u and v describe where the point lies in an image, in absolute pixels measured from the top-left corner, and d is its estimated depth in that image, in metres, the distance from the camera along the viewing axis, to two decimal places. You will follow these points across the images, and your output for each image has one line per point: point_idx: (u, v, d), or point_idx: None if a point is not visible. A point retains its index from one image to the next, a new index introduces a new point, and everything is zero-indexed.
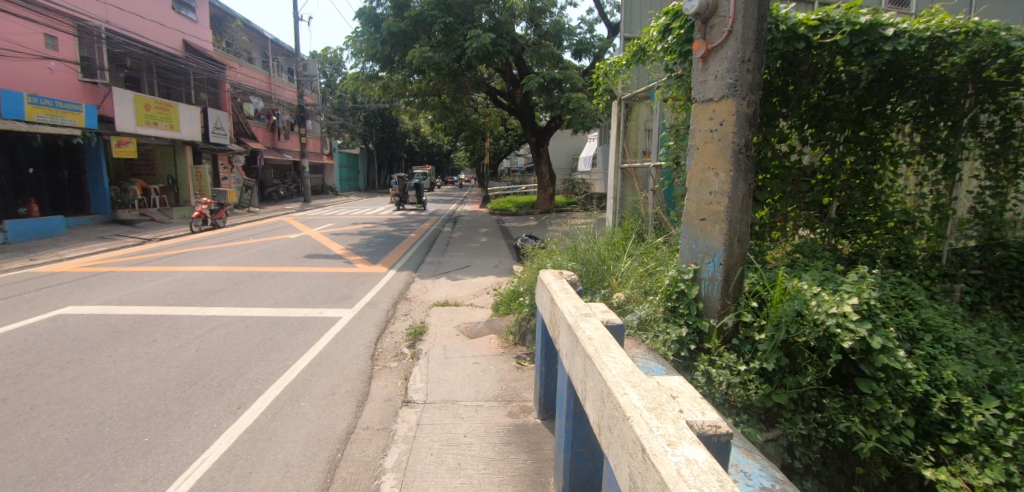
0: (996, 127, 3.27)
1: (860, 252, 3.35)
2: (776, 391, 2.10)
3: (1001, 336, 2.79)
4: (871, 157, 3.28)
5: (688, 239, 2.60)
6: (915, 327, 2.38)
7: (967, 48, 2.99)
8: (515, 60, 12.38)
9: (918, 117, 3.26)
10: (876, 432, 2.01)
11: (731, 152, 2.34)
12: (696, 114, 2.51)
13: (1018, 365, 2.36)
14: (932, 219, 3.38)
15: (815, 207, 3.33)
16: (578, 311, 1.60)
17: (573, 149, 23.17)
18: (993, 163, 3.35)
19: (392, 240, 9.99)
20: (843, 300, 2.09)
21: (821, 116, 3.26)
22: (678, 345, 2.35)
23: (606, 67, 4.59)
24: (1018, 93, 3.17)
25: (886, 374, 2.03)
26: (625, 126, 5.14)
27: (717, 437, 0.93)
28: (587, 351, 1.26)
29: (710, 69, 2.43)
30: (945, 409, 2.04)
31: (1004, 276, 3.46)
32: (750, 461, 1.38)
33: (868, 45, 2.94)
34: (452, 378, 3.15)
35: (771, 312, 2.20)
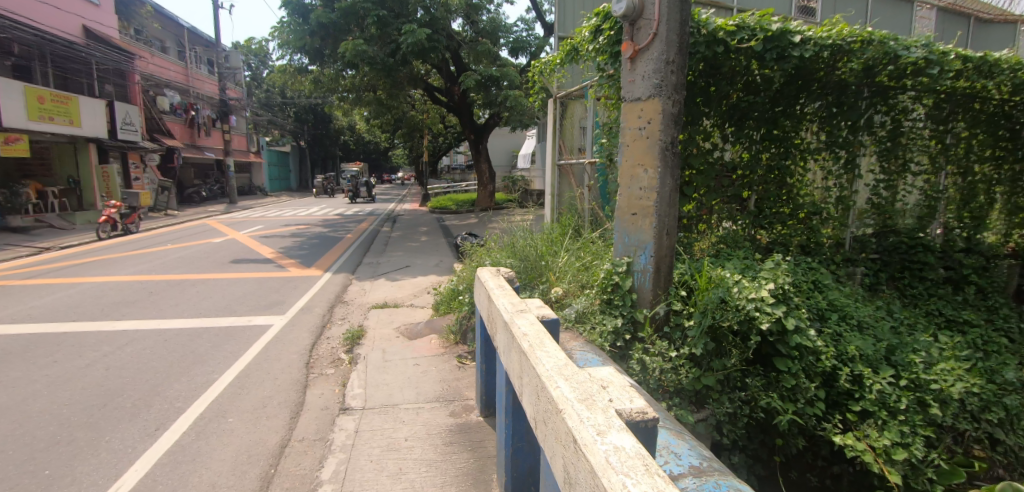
0: (888, 127, 3.64)
1: (775, 240, 3.62)
2: (705, 374, 2.22)
3: (895, 313, 3.10)
4: (783, 154, 3.54)
5: (621, 233, 2.68)
6: (824, 308, 2.60)
7: (862, 56, 3.25)
8: (452, 56, 12.26)
9: (822, 117, 3.57)
10: (793, 406, 2.17)
11: (659, 150, 2.45)
12: (625, 113, 2.59)
13: (909, 338, 2.64)
14: (836, 209, 3.70)
15: (736, 200, 3.56)
16: (514, 308, 1.61)
17: (512, 147, 23.31)
18: (886, 158, 3.72)
19: (328, 241, 9.63)
20: (761, 286, 2.24)
21: (739, 116, 3.48)
22: (614, 336, 2.43)
23: (541, 65, 4.63)
24: (903, 97, 3.56)
25: (799, 353, 2.20)
26: (561, 125, 5.22)
27: (646, 423, 0.96)
28: (523, 347, 1.27)
29: (637, 70, 2.51)
30: (850, 381, 2.23)
31: (896, 259, 3.87)
32: (680, 442, 1.44)
33: (779, 51, 3.16)
34: (392, 381, 3.08)
35: (698, 300, 2.32)
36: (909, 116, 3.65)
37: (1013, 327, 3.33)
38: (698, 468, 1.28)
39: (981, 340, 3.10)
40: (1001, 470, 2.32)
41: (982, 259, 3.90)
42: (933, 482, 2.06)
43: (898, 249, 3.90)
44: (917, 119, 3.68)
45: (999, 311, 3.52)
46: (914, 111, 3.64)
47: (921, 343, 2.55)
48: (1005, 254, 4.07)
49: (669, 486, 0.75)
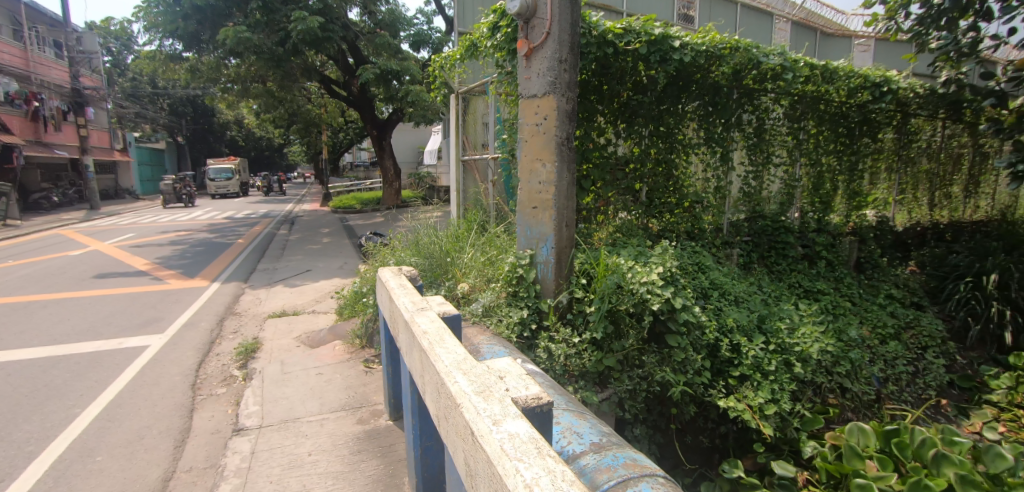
0: (753, 124, 4.10)
1: (665, 228, 3.91)
2: (606, 355, 2.34)
3: (764, 287, 3.49)
4: (669, 149, 3.83)
5: (523, 226, 2.74)
6: (706, 287, 2.85)
7: (730, 61, 3.65)
8: (348, 48, 11.70)
9: (700, 115, 3.89)
10: (684, 377, 2.33)
11: (555, 145, 2.54)
12: (522, 109, 2.64)
13: (776, 308, 3.00)
14: (715, 197, 4.07)
15: (629, 192, 3.79)
16: (415, 307, 1.58)
17: (416, 143, 22.83)
18: (754, 152, 4.17)
19: (215, 248, 8.80)
20: (652, 270, 2.40)
21: (629, 114, 3.70)
22: (520, 327, 2.48)
23: (441, 60, 4.58)
24: (765, 98, 4.01)
25: (687, 329, 2.40)
26: (464, 120, 5.19)
27: (541, 407, 1.00)
28: (422, 345, 1.26)
29: (533, 67, 2.57)
30: (730, 350, 2.47)
31: (764, 240, 4.29)
32: (581, 421, 1.50)
33: (661, 54, 3.42)
34: (293, 394, 2.90)
35: (596, 287, 2.44)
36: (770, 114, 4.13)
37: (854, 293, 3.91)
38: (598, 445, 1.35)
39: (831, 305, 3.61)
40: (850, 413, 2.73)
41: (829, 237, 4.46)
42: (798, 430, 2.37)
43: (766, 231, 4.30)
44: (777, 118, 4.18)
45: (844, 279, 4.11)
46: (774, 110, 4.13)
47: (785, 312, 2.90)
48: (847, 232, 4.76)
49: (560, 465, 0.79)
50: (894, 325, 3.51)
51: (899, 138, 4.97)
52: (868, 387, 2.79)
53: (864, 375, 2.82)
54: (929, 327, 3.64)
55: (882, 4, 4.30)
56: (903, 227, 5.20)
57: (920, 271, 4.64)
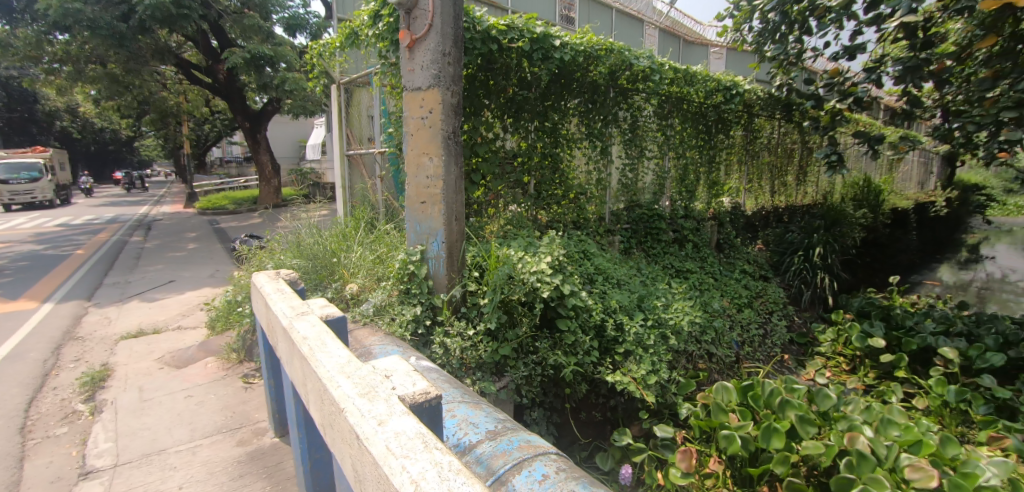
0: (628, 121, 4.42)
1: (553, 219, 4.05)
2: (501, 345, 2.37)
3: (642, 270, 3.78)
4: (554, 143, 3.98)
5: (412, 222, 2.68)
6: (591, 273, 3.00)
7: (606, 62, 3.91)
8: (210, 29, 10.54)
9: (582, 111, 4.09)
10: (575, 358, 2.43)
11: (441, 139, 2.51)
12: (407, 102, 2.57)
13: (653, 288, 3.26)
14: (596, 189, 4.32)
15: (518, 186, 3.88)
16: (293, 312, 1.48)
17: (297, 137, 21.34)
18: (630, 146, 4.49)
19: (46, 261, 7.43)
20: (541, 259, 2.49)
21: (516, 109, 3.76)
22: (414, 324, 2.42)
23: (319, 47, 4.30)
24: (637, 97, 4.35)
25: (575, 313, 2.52)
26: (348, 112, 4.93)
27: (430, 402, 0.99)
28: (303, 352, 1.18)
29: (416, 59, 2.51)
30: (615, 329, 2.64)
31: (641, 227, 4.63)
32: (477, 412, 1.51)
33: (544, 52, 3.52)
34: (156, 423, 2.56)
35: (488, 279, 2.46)
36: (642, 111, 4.49)
37: (717, 270, 4.40)
38: (494, 432, 1.38)
39: (698, 282, 4.03)
40: (716, 375, 3.07)
41: (695, 222, 4.92)
42: (675, 394, 2.62)
43: (642, 219, 4.65)
44: (648, 116, 4.54)
45: (707, 259, 4.61)
46: (645, 108, 4.48)
47: (660, 291, 3.17)
48: (709, 217, 5.25)
49: (448, 455, 0.79)
50: (748, 297, 4.02)
51: (747, 134, 5.67)
52: (729, 352, 3.16)
53: (725, 341, 3.20)
54: (774, 297, 4.23)
55: (730, 17, 4.84)
56: (752, 210, 5.90)
57: (766, 248, 5.35)
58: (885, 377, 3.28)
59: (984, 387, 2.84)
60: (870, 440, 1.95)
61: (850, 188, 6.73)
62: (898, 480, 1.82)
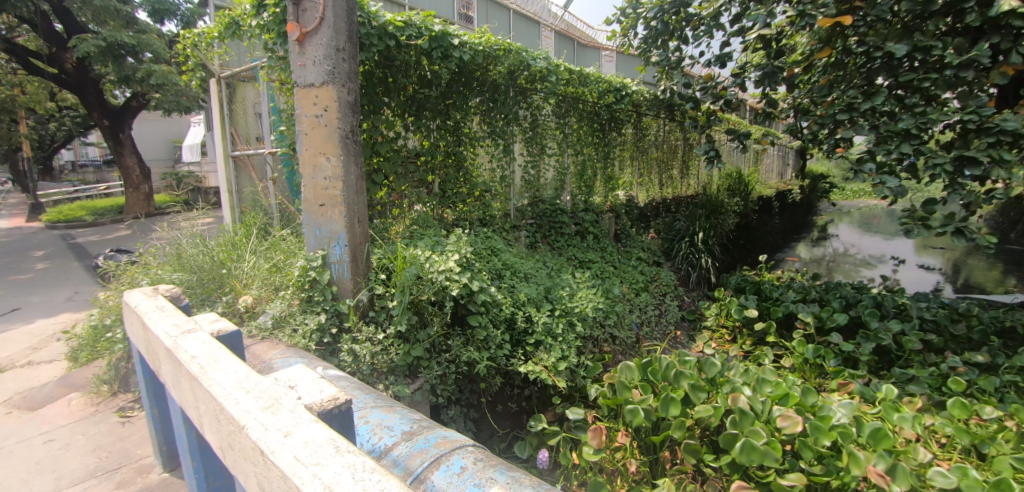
0: (528, 120, 4.55)
1: (459, 217, 4.04)
2: (413, 346, 2.32)
3: (548, 262, 3.91)
4: (457, 142, 3.97)
5: (311, 226, 2.54)
6: (500, 268, 3.04)
7: (504, 62, 3.99)
8: (53, 12, 9.10)
9: (483, 109, 4.13)
10: (488, 353, 2.45)
11: (339, 138, 2.40)
12: (298, 99, 2.42)
13: (558, 279, 3.39)
14: (501, 186, 4.38)
15: (422, 184, 3.83)
16: (177, 330, 1.34)
17: (172, 136, 19.25)
18: (531, 144, 4.63)
19: None
20: (449, 257, 2.48)
21: (416, 107, 3.70)
22: (319, 333, 2.29)
23: (194, 37, 3.90)
24: (534, 96, 4.50)
25: (485, 308, 2.54)
26: (231, 109, 4.53)
27: (339, 408, 0.97)
28: (192, 372, 1.09)
29: (307, 54, 2.37)
30: (525, 321, 2.70)
31: (545, 222, 4.78)
32: (391, 414, 1.49)
33: (443, 50, 3.50)
34: (8, 476, 2.19)
35: (396, 280, 2.40)
36: (541, 110, 4.64)
37: (616, 259, 4.68)
38: (410, 432, 1.37)
39: (600, 271, 4.25)
40: (619, 356, 3.28)
41: (594, 215, 5.16)
42: (584, 378, 2.76)
43: (545, 214, 4.80)
44: (547, 114, 4.71)
45: (607, 249, 4.87)
46: (544, 107, 4.64)
47: (565, 281, 3.31)
48: (606, 209, 5.50)
49: (362, 458, 0.79)
50: (644, 282, 4.33)
51: (637, 132, 6.09)
52: (630, 332, 3.39)
53: (626, 323, 3.43)
54: (667, 280, 4.60)
55: (617, 22, 5.15)
56: (644, 202, 6.25)
57: (658, 236, 5.78)
58: (759, 342, 3.78)
59: (834, 343, 3.33)
60: (749, 398, 2.20)
61: (724, 179, 7.48)
62: (771, 429, 2.09)
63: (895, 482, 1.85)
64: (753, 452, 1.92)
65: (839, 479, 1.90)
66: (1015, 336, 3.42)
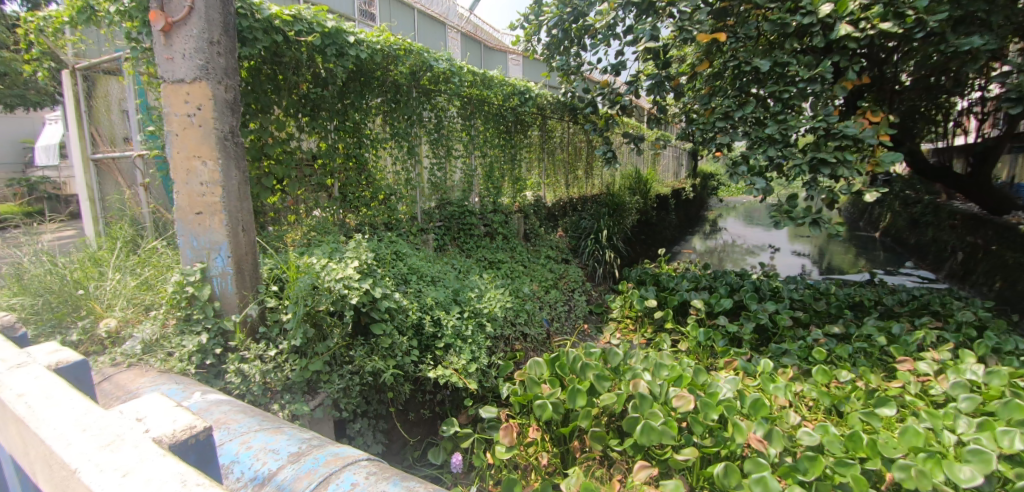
0: (433, 121, 4.48)
1: (363, 222, 3.87)
2: (311, 360, 2.18)
3: (457, 264, 3.87)
4: (357, 143, 3.79)
5: (186, 237, 2.29)
6: (405, 272, 2.94)
7: (406, 62, 3.89)
8: None
9: (385, 110, 3.99)
10: (394, 361, 2.36)
11: (215, 139, 2.19)
12: (166, 96, 2.17)
13: (467, 280, 3.35)
14: (406, 189, 4.25)
15: (320, 189, 3.60)
16: (2, 365, 1.13)
17: (20, 137, 16.62)
18: (437, 145, 4.54)
19: None
20: (347, 264, 2.35)
21: (311, 107, 3.46)
22: (200, 355, 2.07)
23: (38, 21, 3.37)
24: (438, 98, 4.44)
25: (389, 315, 2.45)
26: (90, 105, 3.97)
27: (196, 438, 0.93)
28: (16, 413, 0.93)
29: (175, 46, 2.14)
30: (433, 325, 2.64)
31: (454, 224, 4.73)
32: (278, 436, 1.41)
33: (338, 48, 3.28)
34: None
35: (289, 291, 2.23)
36: (446, 112, 4.59)
37: (525, 258, 4.75)
38: (297, 453, 1.31)
39: (510, 270, 4.28)
40: (531, 353, 3.33)
41: (503, 215, 5.18)
42: (495, 377, 2.76)
43: (454, 216, 4.73)
44: (452, 116, 4.67)
45: (516, 249, 4.92)
46: (449, 109, 4.60)
47: (473, 283, 3.29)
48: (515, 210, 5.54)
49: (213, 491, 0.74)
50: (553, 279, 4.44)
51: (542, 134, 6.24)
52: (540, 329, 3.46)
53: (536, 320, 3.50)
54: (574, 276, 4.77)
55: (521, 27, 5.25)
56: (551, 202, 6.38)
57: (565, 234, 5.97)
58: (659, 329, 4.04)
59: (721, 325, 3.65)
60: (648, 382, 2.34)
61: (625, 178, 7.90)
62: (668, 409, 2.25)
63: (771, 445, 2.08)
64: (652, 433, 2.05)
65: (726, 448, 2.10)
66: (863, 308, 3.97)
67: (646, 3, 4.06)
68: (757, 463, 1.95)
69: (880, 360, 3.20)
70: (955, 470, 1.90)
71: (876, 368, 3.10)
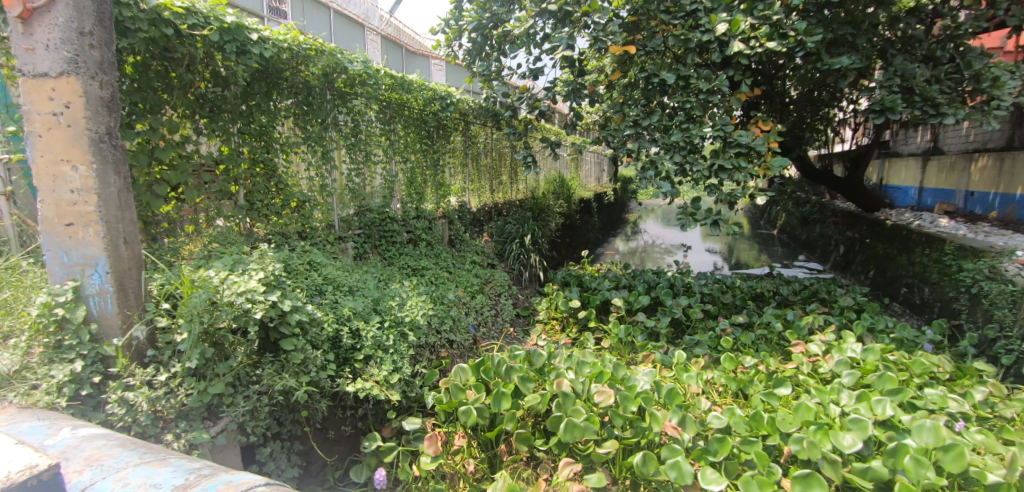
0: (350, 126, 4.31)
1: (273, 232, 3.62)
2: (211, 383, 2.00)
3: (377, 273, 3.73)
4: (264, 147, 3.54)
5: (54, 251, 2.02)
6: (320, 283, 2.78)
7: (317, 62, 3.70)
8: None
9: (296, 113, 3.77)
10: (308, 378, 2.22)
11: (89, 142, 1.96)
12: (25, 92, 1.90)
13: (387, 289, 3.23)
14: (321, 196, 4.03)
15: (224, 196, 3.34)
16: None
17: None
18: (354, 150, 4.35)
19: None
20: (251, 277, 2.18)
21: (210, 107, 3.19)
22: (75, 385, 1.83)
23: None
24: (354, 101, 4.28)
25: (301, 330, 2.30)
26: None
27: (37, 478, 1.18)
28: None
29: (36, 35, 1.88)
30: (351, 337, 2.53)
31: (374, 231, 4.55)
32: (161, 469, 1.29)
33: (239, 45, 3.05)
34: None
35: (182, 308, 2.03)
36: (363, 117, 4.43)
37: (450, 264, 4.68)
38: (183, 486, 1.21)
39: (434, 277, 4.19)
40: (458, 359, 3.28)
41: (426, 222, 5.06)
42: (420, 387, 2.68)
43: (374, 223, 4.56)
44: (370, 121, 4.51)
45: (441, 255, 4.84)
46: (367, 113, 4.44)
47: (395, 291, 3.16)
48: (439, 216, 5.44)
49: None
50: (478, 284, 4.42)
51: (465, 140, 6.19)
52: (466, 335, 3.43)
53: (462, 326, 3.46)
54: (500, 281, 4.78)
55: (441, 32, 5.20)
56: (476, 207, 6.34)
57: (491, 240, 5.96)
58: (582, 328, 4.16)
59: (640, 321, 3.82)
60: (571, 380, 2.39)
61: (549, 183, 8.02)
62: (590, 405, 2.30)
63: (685, 431, 2.20)
64: (575, 429, 2.09)
65: (644, 438, 2.20)
66: (763, 298, 4.33)
67: (562, 12, 4.10)
68: (672, 449, 2.07)
69: (778, 345, 3.49)
70: (839, 439, 2.11)
71: (775, 352, 3.38)
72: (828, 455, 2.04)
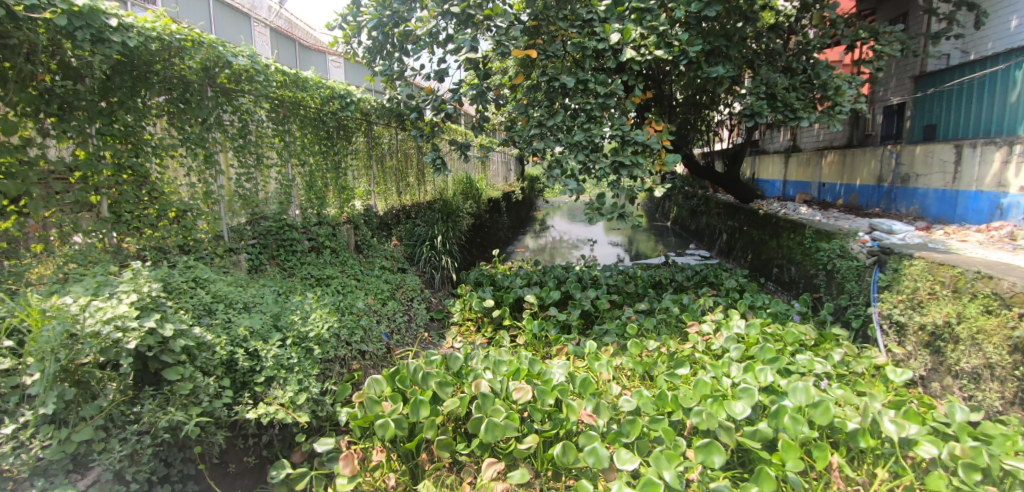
0: (236, 125, 3.94)
1: (148, 247, 3.20)
2: (76, 428, 1.73)
3: (276, 286, 3.45)
4: (131, 150, 3.11)
5: None
6: (208, 302, 2.50)
7: (194, 55, 3.32)
8: None
9: (170, 111, 3.37)
10: (199, 409, 1.98)
11: None
12: None
13: (287, 303, 2.97)
14: (206, 203, 3.64)
15: (82, 207, 2.87)
16: None
17: None
18: (241, 153, 3.97)
19: None
20: (121, 301, 1.90)
21: (58, 104, 2.74)
22: None
23: None
24: (241, 99, 3.92)
25: (187, 356, 2.05)
26: None
27: None
28: None
29: None
30: (248, 359, 2.29)
31: (271, 240, 4.20)
32: None
33: (94, 32, 2.62)
34: None
35: (31, 344, 1.73)
36: (251, 117, 4.07)
37: (357, 271, 4.46)
38: None
39: (341, 286, 3.96)
40: (370, 370, 3.13)
41: (329, 228, 4.79)
42: (331, 404, 2.51)
43: (271, 232, 4.22)
44: (260, 120, 4.16)
45: (347, 262, 4.60)
46: (256, 112, 4.09)
47: (297, 304, 2.93)
48: (343, 221, 5.16)
49: None
50: (389, 290, 4.25)
51: (368, 141, 5.90)
52: (378, 344, 3.28)
53: (373, 336, 3.30)
54: (412, 285, 4.66)
55: (338, 28, 4.92)
56: (383, 211, 6.10)
57: (400, 243, 5.77)
58: (497, 327, 4.18)
59: (553, 316, 3.91)
60: (489, 381, 2.38)
61: (457, 183, 7.93)
62: (509, 403, 2.31)
63: (599, 417, 2.28)
64: (496, 429, 2.09)
65: (563, 429, 2.23)
66: (662, 286, 4.63)
67: (464, 14, 4.03)
68: (588, 436, 2.12)
69: (676, 327, 3.76)
70: (731, 408, 2.30)
71: (674, 334, 3.62)
72: (723, 423, 2.21)
